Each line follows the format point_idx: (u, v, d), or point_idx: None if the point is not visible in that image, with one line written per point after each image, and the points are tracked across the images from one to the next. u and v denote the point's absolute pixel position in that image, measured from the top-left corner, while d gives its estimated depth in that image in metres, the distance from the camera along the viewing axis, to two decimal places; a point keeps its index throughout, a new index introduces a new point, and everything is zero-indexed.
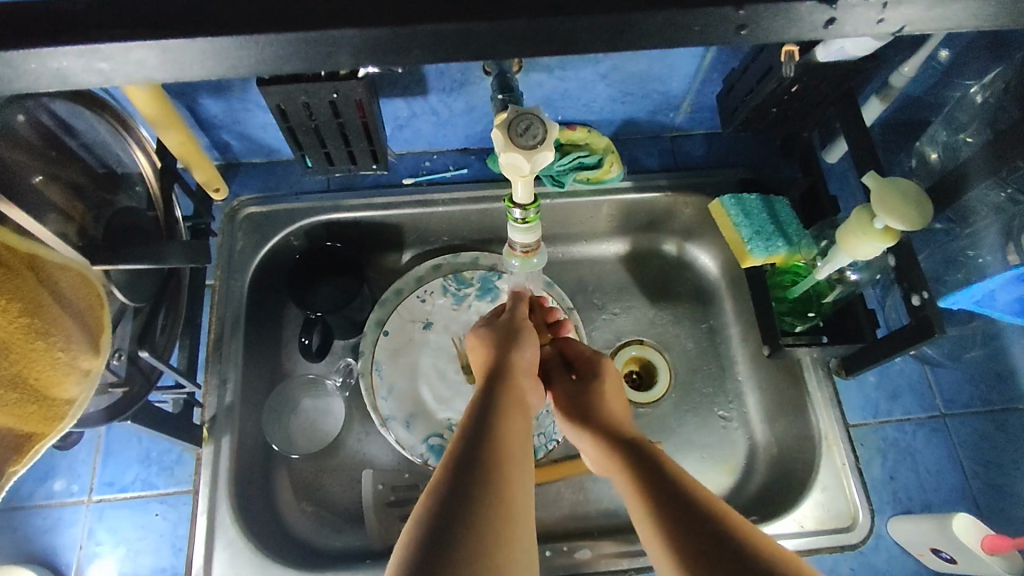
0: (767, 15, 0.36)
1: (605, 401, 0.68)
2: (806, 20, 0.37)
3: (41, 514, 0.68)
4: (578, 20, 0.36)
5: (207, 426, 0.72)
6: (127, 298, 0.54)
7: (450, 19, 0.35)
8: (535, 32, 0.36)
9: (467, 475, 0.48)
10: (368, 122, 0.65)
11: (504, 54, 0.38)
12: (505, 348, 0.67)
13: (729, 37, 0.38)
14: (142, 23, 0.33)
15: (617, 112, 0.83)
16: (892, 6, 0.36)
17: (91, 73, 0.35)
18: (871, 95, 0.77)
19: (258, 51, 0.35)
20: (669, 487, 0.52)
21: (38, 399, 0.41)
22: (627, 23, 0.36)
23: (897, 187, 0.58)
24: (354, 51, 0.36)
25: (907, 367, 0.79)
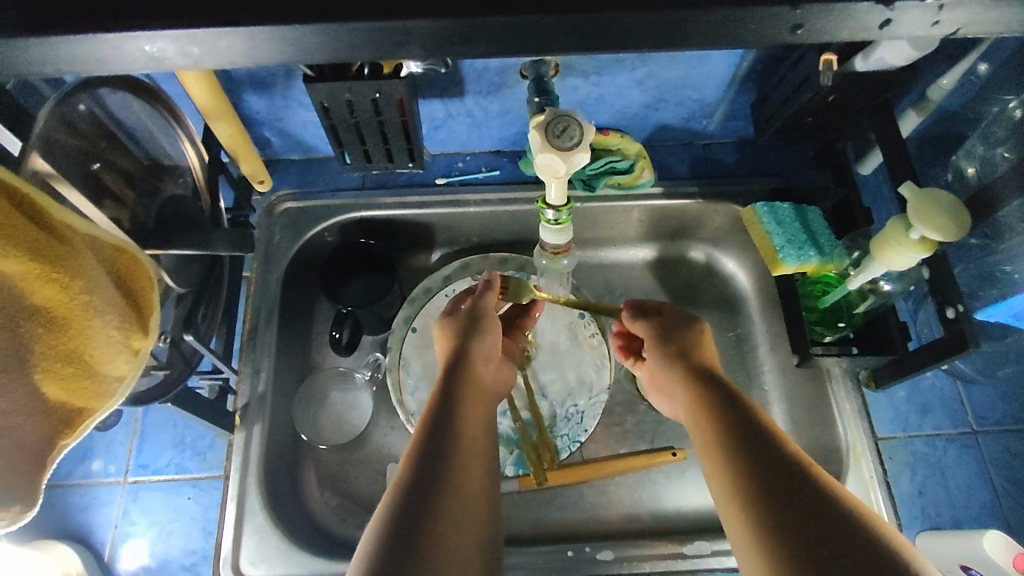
0: (823, 15, 0.37)
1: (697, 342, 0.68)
2: (860, 19, 0.37)
3: (79, 492, 0.70)
4: (626, 14, 0.36)
5: (240, 414, 0.73)
6: (175, 284, 0.56)
7: (501, 13, 0.36)
8: (583, 28, 0.37)
9: (430, 467, 0.50)
10: (407, 122, 0.66)
11: (550, 48, 0.39)
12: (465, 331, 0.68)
13: (783, 37, 0.39)
14: (221, 12, 0.35)
15: (649, 118, 0.84)
16: (948, 8, 0.36)
17: (157, 57, 0.36)
18: (908, 108, 0.77)
19: (316, 42, 0.36)
20: (747, 433, 0.53)
21: (89, 374, 0.43)
22: (675, 22, 0.37)
23: (933, 197, 0.58)
24: (409, 45, 0.37)
25: (939, 383, 0.78)
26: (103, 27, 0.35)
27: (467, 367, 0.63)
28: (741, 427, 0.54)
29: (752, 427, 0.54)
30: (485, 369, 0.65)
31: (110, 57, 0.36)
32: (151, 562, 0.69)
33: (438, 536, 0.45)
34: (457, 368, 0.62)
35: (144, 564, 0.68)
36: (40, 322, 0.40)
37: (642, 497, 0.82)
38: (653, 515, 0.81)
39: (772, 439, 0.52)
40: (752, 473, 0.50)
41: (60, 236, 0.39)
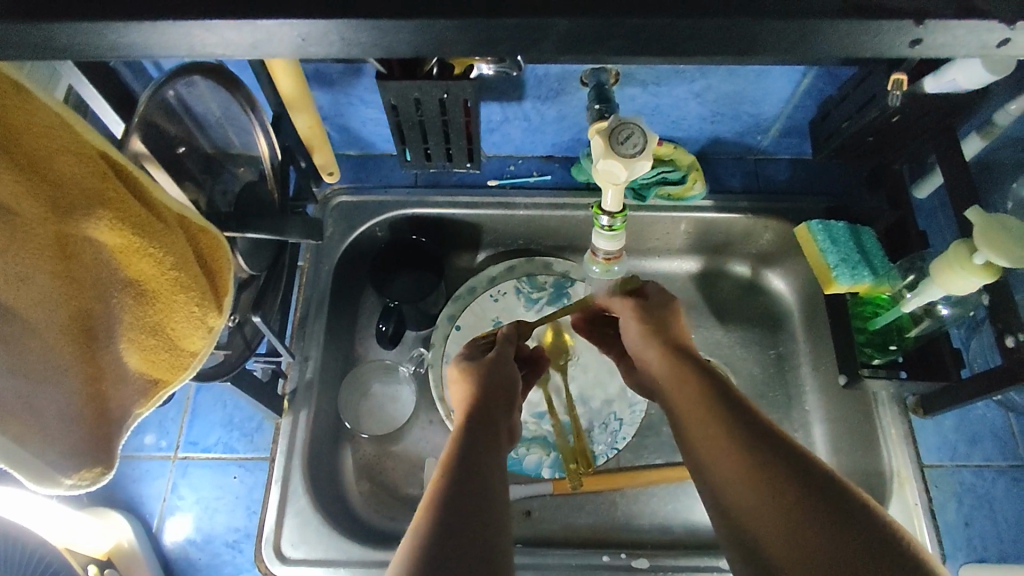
0: (944, 30, 0.37)
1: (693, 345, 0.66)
2: (980, 36, 0.37)
3: (131, 464, 0.72)
4: (715, 21, 0.37)
5: (287, 399, 0.75)
6: (245, 267, 0.58)
7: (592, 18, 0.36)
8: (671, 31, 0.37)
9: (461, 510, 0.48)
10: (470, 123, 0.68)
11: (634, 52, 0.39)
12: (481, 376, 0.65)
13: (901, 50, 0.39)
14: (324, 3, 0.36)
15: (703, 131, 0.84)
16: None
17: (259, 48, 0.37)
18: (971, 131, 0.77)
19: (415, 41, 0.38)
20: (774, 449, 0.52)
21: (169, 347, 0.46)
22: (760, 32, 0.37)
23: (1003, 223, 0.57)
24: (495, 45, 0.38)
25: (990, 414, 0.76)
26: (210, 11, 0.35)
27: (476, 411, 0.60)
28: (755, 433, 0.53)
29: (774, 440, 0.52)
30: (496, 408, 0.62)
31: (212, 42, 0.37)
32: (196, 536, 0.70)
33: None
34: (468, 414, 0.60)
35: (189, 538, 0.70)
36: (131, 294, 0.43)
37: (676, 508, 0.82)
38: (686, 527, 0.81)
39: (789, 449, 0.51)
40: (770, 478, 0.50)
41: (156, 214, 0.42)
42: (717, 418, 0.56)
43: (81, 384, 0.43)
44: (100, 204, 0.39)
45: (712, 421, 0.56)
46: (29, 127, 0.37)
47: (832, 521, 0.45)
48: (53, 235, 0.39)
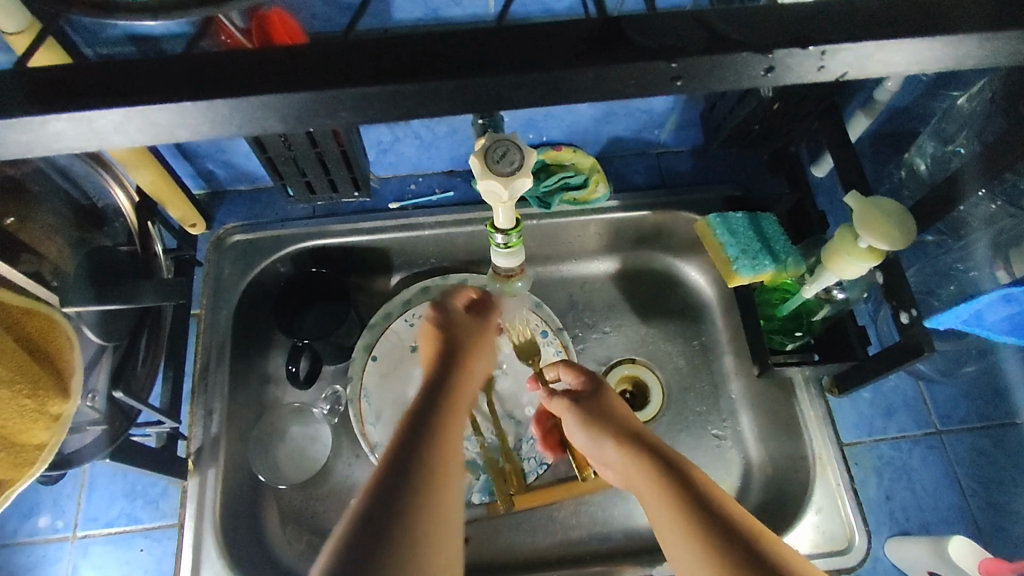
0: (702, 73, 0.35)
1: (614, 406, 0.63)
2: (743, 70, 0.35)
3: (26, 551, 0.67)
4: (514, 76, 0.34)
5: (192, 459, 0.71)
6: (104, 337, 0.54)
7: (395, 75, 0.34)
8: (470, 89, 0.35)
9: (397, 486, 0.46)
10: (346, 152, 0.65)
11: (439, 113, 0.36)
12: (462, 338, 0.62)
13: (667, 89, 0.36)
14: (113, 78, 0.33)
15: (601, 131, 0.84)
16: (831, 54, 0.35)
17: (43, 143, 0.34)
18: (856, 109, 0.78)
19: (211, 116, 0.34)
20: (690, 489, 0.51)
21: (7, 445, 0.43)
22: (561, 80, 0.35)
23: (878, 206, 0.58)
24: (278, 116, 0.35)
25: (902, 384, 0.77)
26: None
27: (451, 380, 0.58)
28: (674, 476, 0.53)
29: (687, 481, 0.52)
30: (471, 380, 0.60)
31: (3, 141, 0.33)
32: None
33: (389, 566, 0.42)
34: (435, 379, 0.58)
35: None
36: None
37: (614, 515, 0.81)
38: (626, 532, 0.80)
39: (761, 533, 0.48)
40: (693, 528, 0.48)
41: None
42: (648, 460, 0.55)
43: None
44: None
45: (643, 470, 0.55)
46: None
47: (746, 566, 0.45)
48: None
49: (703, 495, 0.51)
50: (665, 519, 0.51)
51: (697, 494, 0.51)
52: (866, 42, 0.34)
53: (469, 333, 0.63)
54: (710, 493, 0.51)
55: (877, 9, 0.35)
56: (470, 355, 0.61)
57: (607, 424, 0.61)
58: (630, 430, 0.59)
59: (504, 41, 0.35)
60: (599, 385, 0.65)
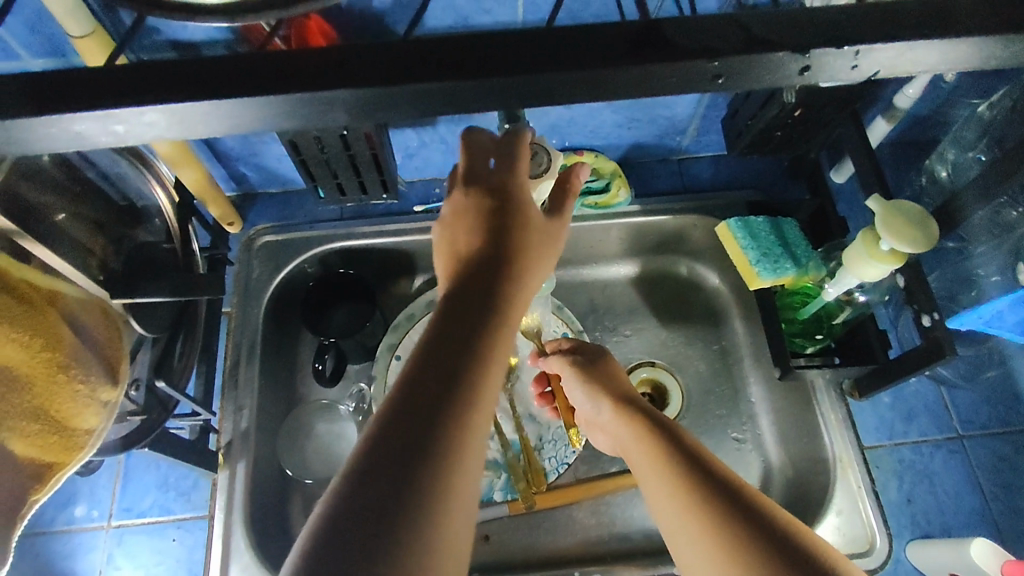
0: (734, 73, 0.36)
1: (615, 376, 0.68)
2: (781, 68, 0.36)
3: (62, 539, 0.69)
4: (552, 74, 0.36)
5: (222, 452, 0.73)
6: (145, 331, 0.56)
7: (437, 74, 0.35)
8: (510, 87, 0.36)
9: (426, 380, 0.41)
10: (377, 154, 0.67)
11: (478, 112, 0.38)
12: (499, 217, 0.49)
13: (708, 87, 0.38)
14: (171, 73, 0.35)
15: (623, 137, 0.85)
16: (863, 54, 0.36)
17: (107, 135, 0.36)
18: (877, 115, 0.79)
19: (263, 114, 0.36)
20: (690, 458, 0.53)
21: (58, 429, 0.44)
22: (598, 79, 0.36)
23: (900, 210, 0.58)
24: (326, 115, 0.37)
25: (923, 388, 0.77)
26: (59, 108, 0.34)
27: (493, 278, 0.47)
28: (674, 446, 0.55)
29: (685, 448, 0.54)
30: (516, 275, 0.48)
31: (67, 130, 0.35)
32: None
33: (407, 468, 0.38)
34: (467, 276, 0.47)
35: None
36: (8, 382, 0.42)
37: (634, 516, 0.82)
38: (645, 533, 0.81)
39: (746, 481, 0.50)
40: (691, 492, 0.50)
41: (21, 300, 0.43)
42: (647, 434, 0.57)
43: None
44: None
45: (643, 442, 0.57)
46: None
47: (744, 526, 0.45)
48: None
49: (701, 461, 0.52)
50: (662, 486, 0.52)
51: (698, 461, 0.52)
52: (899, 42, 0.35)
53: (524, 203, 0.50)
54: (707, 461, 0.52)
55: (904, 14, 0.36)
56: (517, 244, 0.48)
57: (603, 394, 0.65)
58: (629, 401, 0.63)
59: (541, 41, 0.36)
60: (596, 352, 0.70)
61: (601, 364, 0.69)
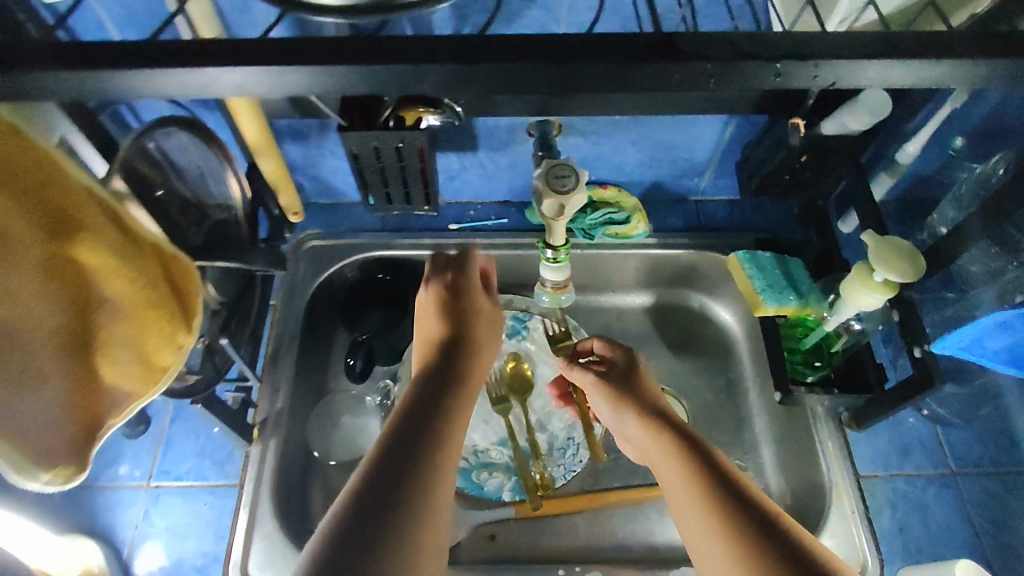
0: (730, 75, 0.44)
1: (645, 388, 0.71)
2: (755, 74, 0.44)
3: (104, 494, 0.75)
4: (584, 66, 0.43)
5: (257, 428, 0.79)
6: (216, 295, 0.64)
7: (489, 64, 0.43)
8: (550, 76, 0.44)
9: (404, 426, 0.51)
10: (426, 168, 0.75)
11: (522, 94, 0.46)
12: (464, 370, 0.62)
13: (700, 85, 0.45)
14: (277, 54, 0.43)
15: (645, 175, 0.93)
16: (822, 64, 0.43)
17: (221, 88, 0.44)
18: (880, 171, 0.86)
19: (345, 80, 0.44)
20: (722, 478, 0.56)
21: (143, 361, 0.50)
22: (622, 73, 0.44)
23: (890, 244, 0.65)
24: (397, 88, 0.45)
25: (918, 425, 0.81)
26: (196, 63, 0.42)
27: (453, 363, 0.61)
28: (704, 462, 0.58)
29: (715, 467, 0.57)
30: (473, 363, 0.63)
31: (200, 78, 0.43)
32: (165, 561, 0.72)
33: (393, 489, 0.46)
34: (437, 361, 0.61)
35: (157, 565, 0.72)
36: (108, 311, 0.47)
37: (634, 530, 0.85)
38: (644, 547, 0.84)
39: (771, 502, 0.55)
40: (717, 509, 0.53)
41: (136, 243, 0.47)
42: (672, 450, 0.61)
43: (78, 399, 0.48)
44: (89, 233, 0.44)
45: (668, 460, 0.60)
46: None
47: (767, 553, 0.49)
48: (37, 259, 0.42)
49: (732, 483, 0.56)
50: (686, 501, 0.56)
51: (728, 480, 0.56)
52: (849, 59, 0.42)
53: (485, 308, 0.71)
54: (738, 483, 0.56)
55: (869, 43, 0.43)
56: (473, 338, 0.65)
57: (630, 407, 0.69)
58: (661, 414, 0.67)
59: (576, 44, 0.44)
60: (632, 363, 0.75)
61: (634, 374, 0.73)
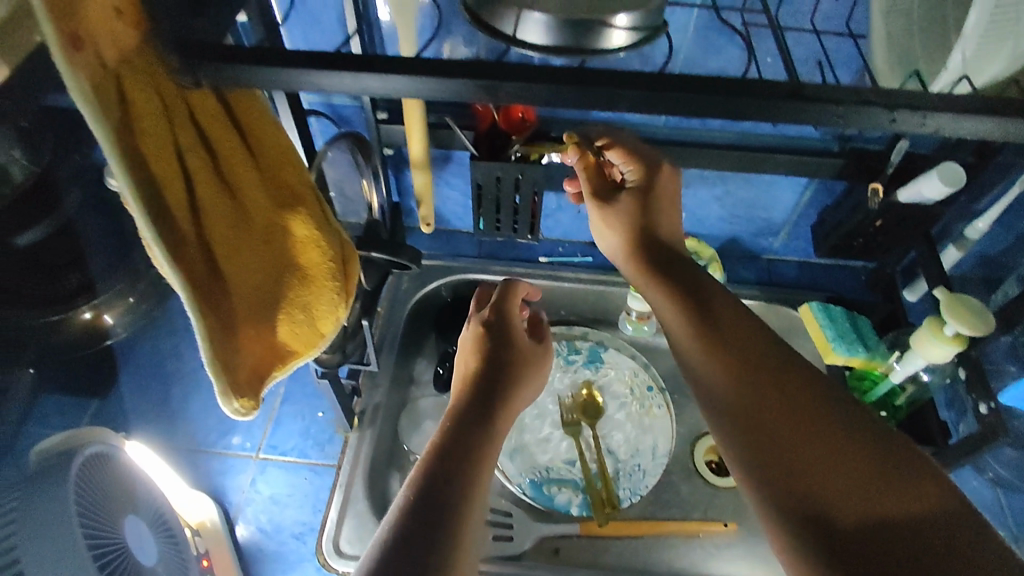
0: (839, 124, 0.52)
1: (674, 251, 0.68)
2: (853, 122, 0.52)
3: (220, 459, 0.85)
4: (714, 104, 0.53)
5: (358, 417, 0.87)
6: (363, 283, 0.73)
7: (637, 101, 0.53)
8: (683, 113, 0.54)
9: (444, 451, 0.55)
10: (536, 202, 0.84)
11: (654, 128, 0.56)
12: (495, 385, 0.66)
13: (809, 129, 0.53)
14: None
15: (723, 230, 1.02)
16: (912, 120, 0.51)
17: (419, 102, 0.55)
18: (949, 244, 0.89)
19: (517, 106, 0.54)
20: (822, 400, 0.52)
21: (311, 326, 0.57)
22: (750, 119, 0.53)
23: (963, 300, 0.71)
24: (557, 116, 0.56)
25: (979, 489, 0.84)
26: (282, 63, 0.39)
27: (487, 391, 0.65)
28: (805, 382, 0.53)
29: (810, 385, 0.53)
30: (502, 386, 0.66)
31: (284, 81, 0.40)
32: (265, 526, 0.81)
33: (441, 505, 0.51)
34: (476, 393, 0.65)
35: (258, 528, 0.81)
36: (296, 276, 0.55)
37: (692, 562, 0.88)
38: None
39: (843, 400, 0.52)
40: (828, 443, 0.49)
41: (326, 215, 0.56)
42: (754, 364, 0.55)
43: (250, 348, 0.53)
44: (300, 205, 0.54)
45: (752, 377, 0.54)
46: (245, 126, 0.50)
47: (884, 502, 0.46)
48: (263, 224, 0.52)
49: (836, 409, 0.51)
50: (778, 444, 0.51)
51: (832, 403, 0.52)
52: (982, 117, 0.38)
53: (518, 335, 0.72)
54: (839, 403, 0.52)
55: (987, 103, 0.38)
56: (510, 370, 0.68)
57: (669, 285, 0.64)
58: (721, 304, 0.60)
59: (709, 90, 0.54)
60: (668, 254, 0.68)
61: (666, 267, 0.66)
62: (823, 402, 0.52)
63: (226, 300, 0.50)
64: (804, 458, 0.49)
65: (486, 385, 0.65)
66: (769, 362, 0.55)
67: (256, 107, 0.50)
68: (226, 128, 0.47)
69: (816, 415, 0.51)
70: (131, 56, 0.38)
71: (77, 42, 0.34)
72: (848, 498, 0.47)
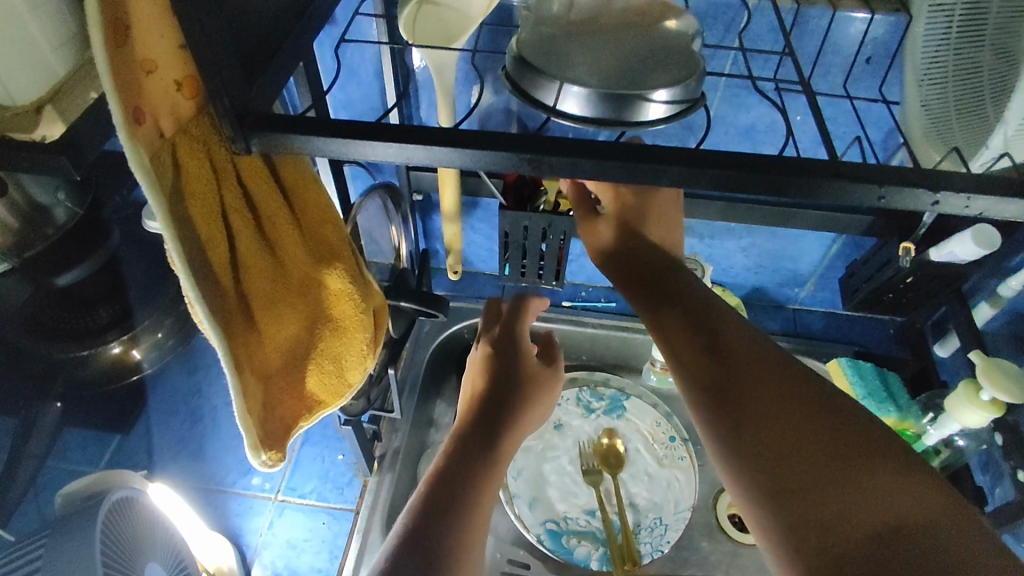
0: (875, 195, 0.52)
1: (657, 256, 0.66)
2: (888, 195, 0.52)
3: (239, 500, 0.85)
4: None
5: (377, 461, 0.87)
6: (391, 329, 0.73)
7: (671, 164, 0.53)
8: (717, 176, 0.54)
9: (443, 481, 0.54)
10: (563, 250, 0.84)
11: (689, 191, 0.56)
12: (498, 407, 0.65)
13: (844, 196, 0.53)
14: None
15: (749, 279, 1.01)
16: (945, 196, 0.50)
17: None
18: (981, 300, 0.86)
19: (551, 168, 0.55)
20: (817, 422, 0.50)
21: (338, 376, 0.57)
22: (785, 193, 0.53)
23: (1001, 366, 0.69)
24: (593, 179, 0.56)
25: None
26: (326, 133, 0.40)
27: (490, 414, 0.63)
28: (801, 400, 0.51)
29: (804, 403, 0.51)
30: (502, 405, 0.65)
31: (323, 150, 0.41)
32: (282, 571, 0.80)
33: (434, 535, 0.49)
34: (478, 415, 0.63)
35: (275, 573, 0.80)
36: (328, 327, 0.55)
37: None
38: None
39: (835, 405, 0.51)
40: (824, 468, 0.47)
41: (360, 266, 0.56)
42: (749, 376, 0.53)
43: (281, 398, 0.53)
44: (336, 258, 0.54)
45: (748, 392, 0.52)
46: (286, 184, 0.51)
47: (882, 536, 0.44)
48: (299, 275, 0.52)
49: (832, 432, 0.49)
50: (775, 468, 0.48)
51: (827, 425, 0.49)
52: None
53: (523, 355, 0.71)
54: (835, 426, 0.49)
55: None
56: (515, 392, 0.67)
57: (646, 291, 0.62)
58: (704, 311, 0.58)
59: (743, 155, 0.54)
60: (650, 260, 0.66)
61: (661, 269, 0.64)
62: (824, 423, 0.50)
63: (260, 348, 0.50)
64: (801, 485, 0.47)
65: (490, 407, 0.64)
66: (760, 374, 0.53)
67: (298, 169, 0.51)
68: (271, 188, 0.49)
69: (813, 438, 0.49)
70: (187, 122, 0.41)
71: (139, 114, 0.37)
72: (838, 523, 0.45)
